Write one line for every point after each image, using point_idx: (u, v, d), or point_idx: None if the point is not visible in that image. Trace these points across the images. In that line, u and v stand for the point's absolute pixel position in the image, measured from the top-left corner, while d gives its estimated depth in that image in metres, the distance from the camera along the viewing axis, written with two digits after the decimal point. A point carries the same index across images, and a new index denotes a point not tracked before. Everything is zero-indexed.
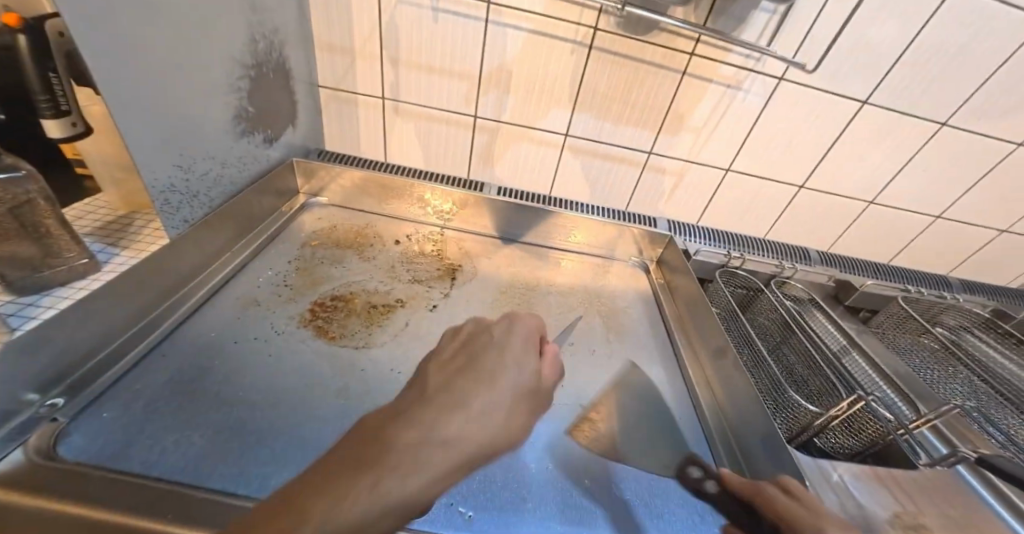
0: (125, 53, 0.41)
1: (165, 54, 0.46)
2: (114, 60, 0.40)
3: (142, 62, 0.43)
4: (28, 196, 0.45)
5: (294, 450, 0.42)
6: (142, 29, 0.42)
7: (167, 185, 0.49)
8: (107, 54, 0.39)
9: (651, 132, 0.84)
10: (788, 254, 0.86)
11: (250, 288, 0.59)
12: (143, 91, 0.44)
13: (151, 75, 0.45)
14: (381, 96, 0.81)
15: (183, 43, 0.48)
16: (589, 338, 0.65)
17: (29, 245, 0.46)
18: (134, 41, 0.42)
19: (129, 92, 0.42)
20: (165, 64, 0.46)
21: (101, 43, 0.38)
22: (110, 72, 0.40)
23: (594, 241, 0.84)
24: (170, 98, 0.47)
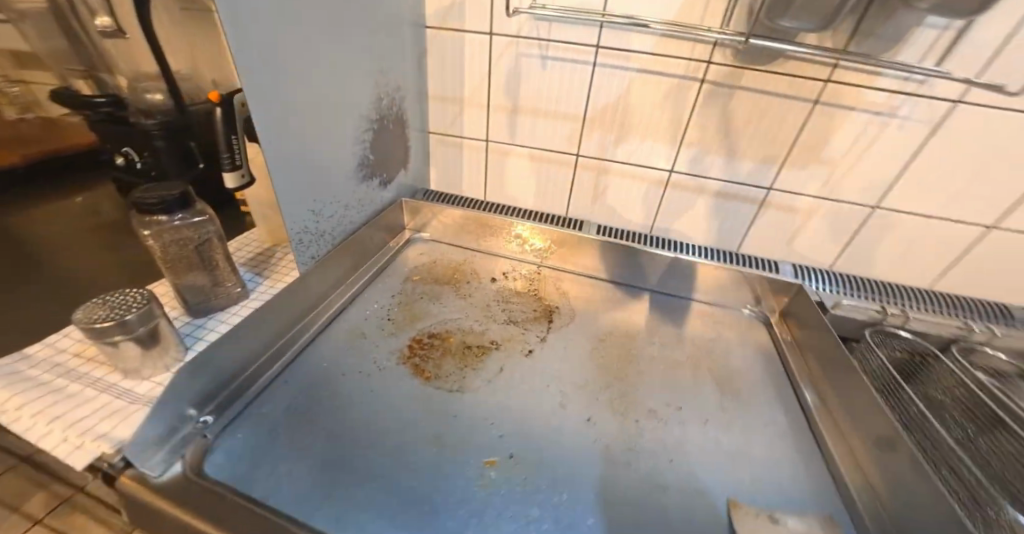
0: (284, 122, 0.48)
1: (316, 119, 0.53)
2: (279, 128, 0.47)
3: (298, 125, 0.50)
4: (207, 236, 0.53)
5: (392, 495, 0.42)
6: (300, 97, 0.49)
7: (301, 227, 0.55)
8: (272, 119, 0.46)
9: (775, 166, 0.74)
10: (972, 316, 0.70)
11: (360, 320, 0.63)
12: (296, 151, 0.51)
13: (304, 136, 0.51)
14: (485, 139, 0.85)
15: (329, 109, 0.55)
16: (699, 400, 0.57)
17: (203, 276, 0.54)
18: (293, 107, 0.49)
19: (285, 150, 0.49)
20: (316, 129, 0.53)
21: (267, 116, 0.45)
22: (274, 135, 0.47)
23: (702, 286, 0.75)
24: (315, 154, 0.54)
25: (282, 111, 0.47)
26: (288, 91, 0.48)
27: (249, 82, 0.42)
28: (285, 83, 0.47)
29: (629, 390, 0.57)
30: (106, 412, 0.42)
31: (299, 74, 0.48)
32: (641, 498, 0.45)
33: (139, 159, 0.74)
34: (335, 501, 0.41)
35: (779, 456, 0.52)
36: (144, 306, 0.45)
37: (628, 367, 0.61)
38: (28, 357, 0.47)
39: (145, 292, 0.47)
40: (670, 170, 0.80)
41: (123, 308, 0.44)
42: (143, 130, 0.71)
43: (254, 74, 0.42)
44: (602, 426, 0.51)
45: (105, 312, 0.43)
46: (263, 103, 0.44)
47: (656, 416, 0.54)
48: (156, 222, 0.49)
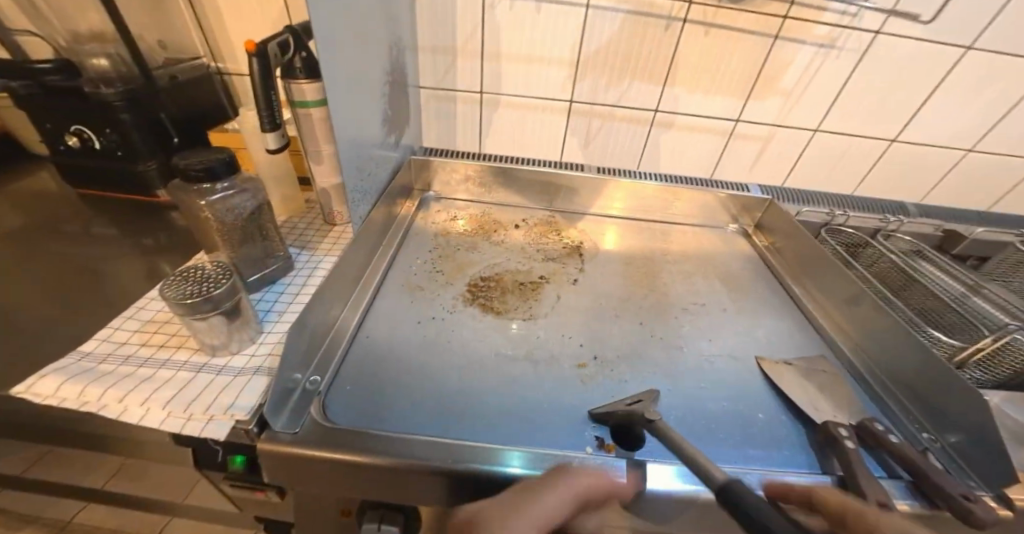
0: (336, 85, 0.49)
1: (355, 78, 0.53)
2: (335, 92, 0.48)
3: (342, 76, 0.50)
4: (258, 202, 0.50)
5: (515, 406, 0.48)
6: (342, 47, 0.49)
7: (355, 186, 0.57)
8: (326, 71, 0.46)
9: (741, 100, 0.86)
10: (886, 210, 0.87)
11: (410, 276, 0.64)
12: (347, 113, 0.52)
13: (347, 87, 0.51)
14: (480, 91, 0.86)
15: (362, 66, 0.55)
16: (716, 299, 0.69)
17: (257, 247, 0.52)
18: (338, 58, 0.48)
19: (335, 103, 0.49)
20: (356, 88, 0.54)
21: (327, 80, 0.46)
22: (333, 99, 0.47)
23: (692, 211, 0.86)
24: (354, 107, 0.54)
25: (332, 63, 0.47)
26: (336, 42, 0.47)
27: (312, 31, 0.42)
28: (333, 33, 0.46)
29: (663, 300, 0.67)
30: (219, 386, 0.41)
31: (340, 34, 0.48)
32: (700, 373, 0.56)
33: (98, 138, 0.64)
34: (471, 421, 0.46)
35: (780, 328, 0.66)
36: (229, 279, 0.43)
37: (656, 282, 0.70)
38: (90, 354, 0.43)
39: (224, 266, 0.45)
40: (655, 110, 0.88)
41: (210, 282, 0.42)
42: (102, 100, 0.61)
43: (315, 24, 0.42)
44: (653, 327, 0.61)
45: (193, 288, 0.41)
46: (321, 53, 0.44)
47: (690, 315, 0.65)
48: (208, 190, 0.46)
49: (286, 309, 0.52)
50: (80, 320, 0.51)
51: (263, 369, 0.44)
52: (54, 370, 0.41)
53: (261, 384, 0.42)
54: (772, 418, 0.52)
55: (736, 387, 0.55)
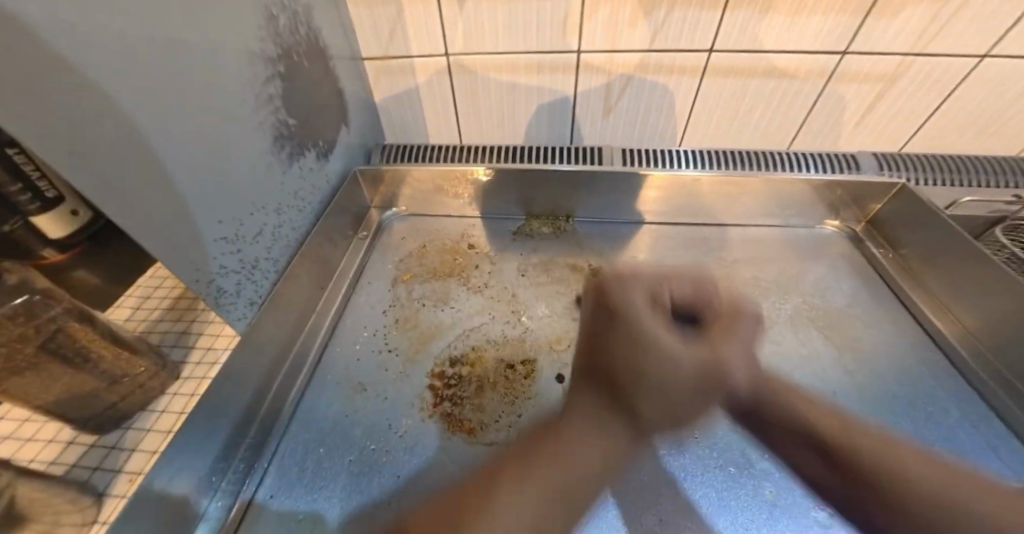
0: (119, 120, 0.25)
1: (171, 92, 0.29)
2: (114, 140, 0.25)
3: (135, 109, 0.27)
4: (59, 324, 0.31)
5: None
6: (121, 56, 0.25)
7: (218, 270, 0.35)
8: (91, 134, 0.24)
9: (856, 19, 0.53)
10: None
11: (350, 364, 0.45)
12: (164, 162, 0.29)
13: (153, 125, 0.28)
14: (445, 53, 0.59)
15: (189, 66, 0.31)
16: (813, 364, 0.45)
17: (80, 383, 0.33)
18: (117, 80, 0.25)
19: (135, 172, 0.27)
20: (176, 109, 0.30)
21: (80, 123, 0.23)
22: (100, 156, 0.24)
23: (768, 206, 0.59)
24: (188, 148, 0.31)
25: (100, 109, 0.24)
26: (96, 54, 0.23)
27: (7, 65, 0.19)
28: (87, 53, 0.23)
29: None
30: None
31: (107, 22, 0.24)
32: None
33: None
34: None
35: (927, 410, 0.42)
36: None
37: None
38: None
39: None
40: (709, 50, 0.58)
41: None
42: None
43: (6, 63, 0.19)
44: (715, 438, 0.39)
45: None
46: (47, 95, 0.21)
47: None
48: None
49: (142, 469, 0.35)
50: None
51: None
52: None
53: None
54: None
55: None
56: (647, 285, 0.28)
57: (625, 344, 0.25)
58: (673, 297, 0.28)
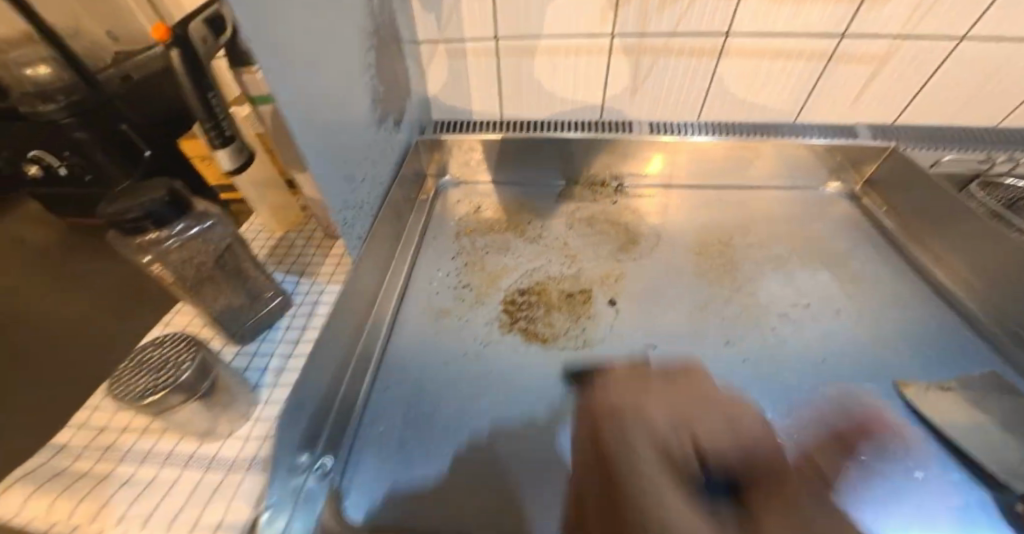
0: (292, 65, 0.33)
1: (321, 51, 0.38)
2: (290, 77, 0.33)
3: (299, 60, 0.34)
4: (224, 242, 0.39)
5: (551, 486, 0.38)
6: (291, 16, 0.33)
7: (343, 201, 0.43)
8: (279, 69, 0.32)
9: (852, 6, 0.62)
10: None
11: (431, 296, 0.53)
12: (317, 104, 0.37)
13: (313, 75, 0.36)
14: (494, 36, 0.67)
15: (330, 33, 0.39)
16: (822, 293, 0.53)
17: (234, 293, 0.41)
18: (290, 35, 0.33)
19: (301, 107, 0.35)
20: (324, 65, 0.38)
21: (274, 61, 0.31)
22: (284, 87, 0.32)
23: (778, 170, 0.67)
24: (330, 98, 0.39)
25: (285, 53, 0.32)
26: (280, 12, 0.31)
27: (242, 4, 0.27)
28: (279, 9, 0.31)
29: (751, 303, 0.52)
30: (207, 492, 0.32)
31: None
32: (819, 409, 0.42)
33: (61, 164, 0.55)
34: (530, 492, 0.37)
35: (917, 326, 0.50)
36: (196, 353, 0.33)
37: (738, 275, 0.55)
38: (67, 447, 0.36)
39: (188, 337, 0.34)
40: (726, 34, 0.66)
41: (169, 368, 0.32)
42: (48, 119, 0.51)
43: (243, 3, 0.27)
44: (745, 346, 0.47)
45: (150, 384, 0.31)
46: (258, 41, 0.29)
47: (792, 323, 0.50)
48: (154, 243, 0.34)
49: (284, 366, 0.41)
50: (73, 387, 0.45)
51: (258, 461, 0.34)
52: (18, 478, 0.33)
53: (254, 486, 0.32)
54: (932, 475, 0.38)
55: None
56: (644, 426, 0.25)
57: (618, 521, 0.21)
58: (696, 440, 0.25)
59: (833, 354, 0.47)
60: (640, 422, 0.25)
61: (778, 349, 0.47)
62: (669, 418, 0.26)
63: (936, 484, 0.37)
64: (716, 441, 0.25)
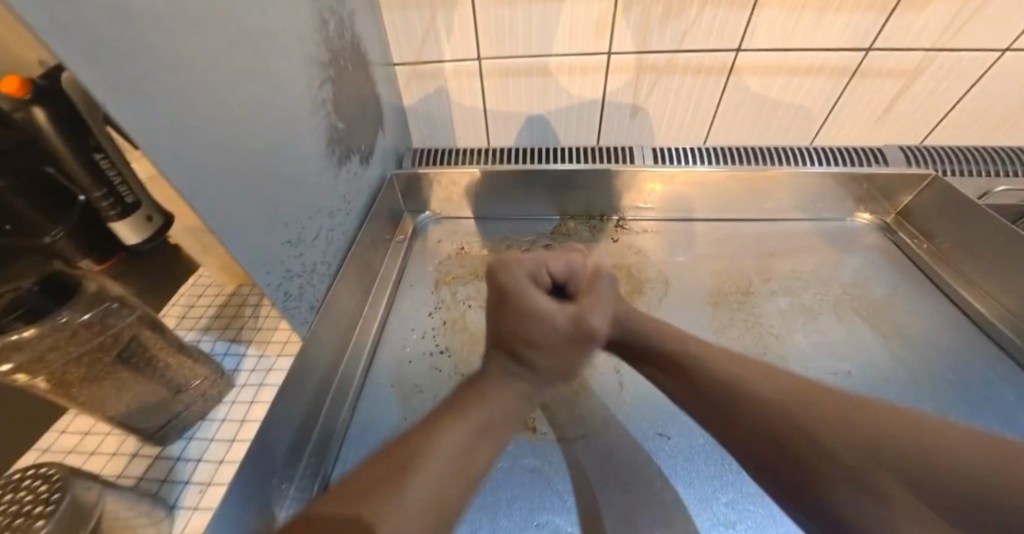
0: (202, 128, 0.26)
1: (245, 97, 0.30)
2: (201, 146, 0.25)
3: (212, 117, 0.26)
4: (132, 331, 0.31)
5: None
6: (199, 67, 0.25)
7: (284, 273, 0.35)
8: (182, 139, 0.24)
9: (880, 17, 0.54)
10: None
11: (403, 366, 0.45)
12: (242, 167, 0.29)
13: (233, 133, 0.28)
14: (477, 57, 0.60)
15: (258, 71, 0.31)
16: (863, 353, 0.45)
17: (145, 391, 0.33)
18: (197, 92, 0.25)
19: (217, 178, 0.27)
20: (249, 114, 0.30)
21: (174, 130, 0.23)
22: (189, 162, 0.24)
23: (800, 200, 0.60)
24: (263, 157, 0.32)
25: (189, 114, 0.24)
26: (176, 62, 0.23)
27: (110, 68, 0.19)
28: (175, 59, 0.23)
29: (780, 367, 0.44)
30: None
31: (190, 27, 0.24)
32: None
33: None
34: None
35: (980, 394, 0.42)
36: (60, 499, 0.24)
37: (762, 332, 0.47)
38: None
39: (59, 470, 0.26)
40: (736, 50, 0.59)
41: (21, 518, 0.23)
42: None
43: (108, 68, 0.19)
44: None
45: None
46: (143, 110, 0.21)
47: None
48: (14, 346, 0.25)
49: (211, 479, 0.34)
50: None
51: None
52: None
53: None
54: None
55: None
56: (527, 271, 0.33)
57: (506, 332, 0.31)
58: (553, 276, 0.35)
59: None
60: (518, 269, 0.33)
61: None
62: (530, 269, 0.34)
63: None
64: (565, 267, 0.35)
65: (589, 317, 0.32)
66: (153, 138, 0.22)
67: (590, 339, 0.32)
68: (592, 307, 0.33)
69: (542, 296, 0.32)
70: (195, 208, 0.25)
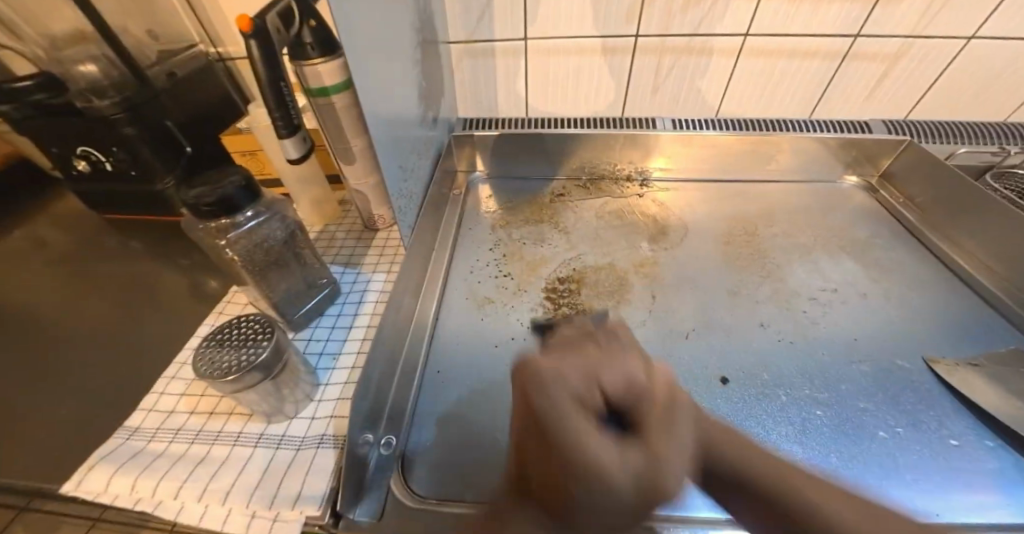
0: (373, 68, 0.39)
1: (391, 56, 0.43)
2: (370, 79, 0.39)
3: (376, 62, 0.40)
4: (290, 229, 0.41)
5: None
6: (374, 28, 0.39)
7: (399, 189, 0.47)
8: (364, 70, 0.37)
9: (865, 9, 0.65)
10: (1012, 136, 0.71)
11: (473, 285, 0.55)
12: (386, 102, 0.42)
13: (384, 77, 0.42)
14: (523, 37, 0.69)
15: (398, 40, 0.45)
16: (849, 278, 0.55)
17: (293, 279, 0.43)
18: (359, 46, 0.36)
19: (376, 103, 0.40)
20: (392, 68, 0.43)
21: (361, 63, 0.37)
22: (365, 86, 0.38)
23: (797, 163, 0.70)
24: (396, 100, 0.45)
25: (367, 56, 0.38)
26: (365, 22, 0.37)
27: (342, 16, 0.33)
28: (365, 19, 0.37)
29: (782, 287, 0.54)
30: (284, 465, 0.34)
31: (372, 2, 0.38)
32: (859, 382, 0.44)
33: (108, 159, 0.57)
34: None
35: (942, 306, 0.52)
36: (272, 334, 0.35)
37: (766, 263, 0.57)
38: (140, 430, 0.37)
39: (264, 317, 0.36)
40: (745, 34, 0.69)
41: (250, 345, 0.34)
42: (100, 116, 0.52)
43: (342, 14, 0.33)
44: (779, 327, 0.49)
45: (233, 360, 0.32)
46: (351, 45, 0.35)
47: (822, 306, 0.52)
48: (228, 226, 0.36)
49: (342, 350, 0.43)
50: (134, 376, 0.46)
51: (329, 438, 0.36)
52: (101, 458, 0.35)
53: (328, 460, 0.34)
54: (971, 443, 0.39)
55: (908, 398, 0.43)
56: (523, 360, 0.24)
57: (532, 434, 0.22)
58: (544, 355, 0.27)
59: (869, 334, 0.49)
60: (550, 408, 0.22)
61: (811, 331, 0.49)
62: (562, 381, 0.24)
63: (975, 451, 0.38)
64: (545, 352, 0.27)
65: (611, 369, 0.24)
66: (353, 64, 0.36)
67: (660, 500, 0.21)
68: (671, 446, 0.22)
69: (592, 431, 0.21)
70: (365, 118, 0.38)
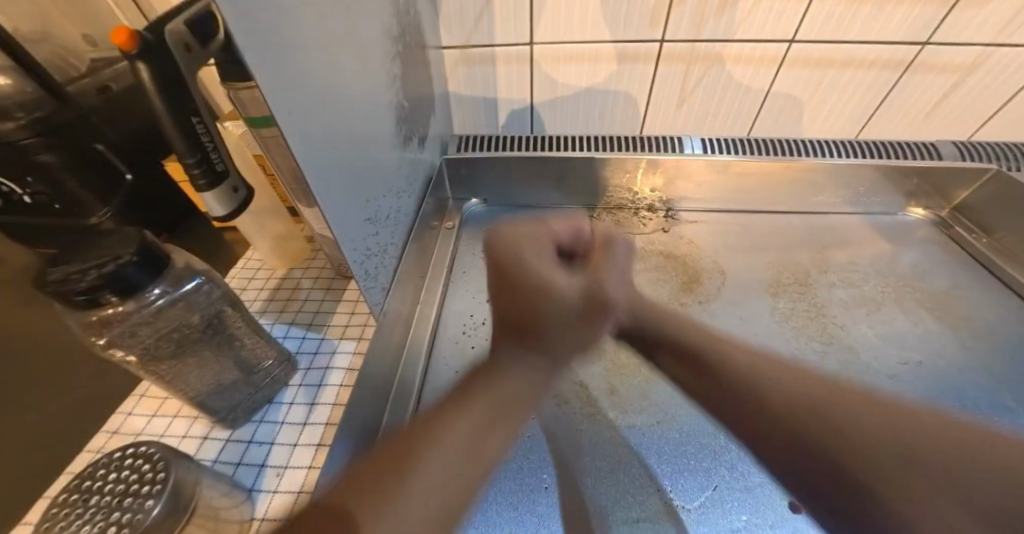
0: (318, 103, 0.27)
1: (349, 77, 0.31)
2: (314, 119, 0.27)
3: (325, 93, 0.28)
4: (216, 308, 0.31)
5: None
6: (317, 44, 0.27)
7: (365, 248, 0.36)
8: (300, 110, 0.26)
9: (941, 11, 0.54)
10: None
11: (466, 352, 0.45)
12: (341, 144, 0.31)
13: (339, 111, 0.30)
14: (528, 42, 0.59)
15: (359, 52, 0.33)
16: (932, 346, 0.45)
17: (223, 368, 0.32)
18: (298, 74, 0.25)
19: (325, 151, 0.29)
20: (351, 94, 0.32)
21: (297, 100, 0.25)
22: (304, 131, 0.26)
23: (852, 192, 0.59)
24: (358, 137, 0.33)
25: (308, 87, 0.26)
26: (301, 37, 0.25)
27: (254, 36, 0.21)
28: (300, 33, 0.25)
29: (849, 358, 0.44)
30: None
31: (313, 6, 0.26)
32: None
33: (22, 191, 0.46)
34: None
35: None
36: (167, 478, 0.24)
37: (826, 323, 0.47)
38: None
39: (160, 450, 0.25)
40: (791, 39, 0.58)
41: (130, 499, 0.23)
42: (6, 142, 0.41)
43: (253, 34, 0.21)
44: None
45: (96, 533, 0.22)
46: (274, 78, 0.23)
47: (904, 386, 0.41)
48: (115, 319, 0.26)
49: (288, 462, 0.32)
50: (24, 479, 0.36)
51: None
52: None
53: None
54: None
55: None
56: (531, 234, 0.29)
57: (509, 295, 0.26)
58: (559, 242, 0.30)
59: None
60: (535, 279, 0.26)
61: None
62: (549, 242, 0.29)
63: None
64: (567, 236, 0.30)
65: (602, 285, 0.28)
66: (282, 105, 0.24)
67: (604, 311, 0.28)
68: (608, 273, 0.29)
69: (552, 267, 0.27)
70: (308, 178, 0.27)
